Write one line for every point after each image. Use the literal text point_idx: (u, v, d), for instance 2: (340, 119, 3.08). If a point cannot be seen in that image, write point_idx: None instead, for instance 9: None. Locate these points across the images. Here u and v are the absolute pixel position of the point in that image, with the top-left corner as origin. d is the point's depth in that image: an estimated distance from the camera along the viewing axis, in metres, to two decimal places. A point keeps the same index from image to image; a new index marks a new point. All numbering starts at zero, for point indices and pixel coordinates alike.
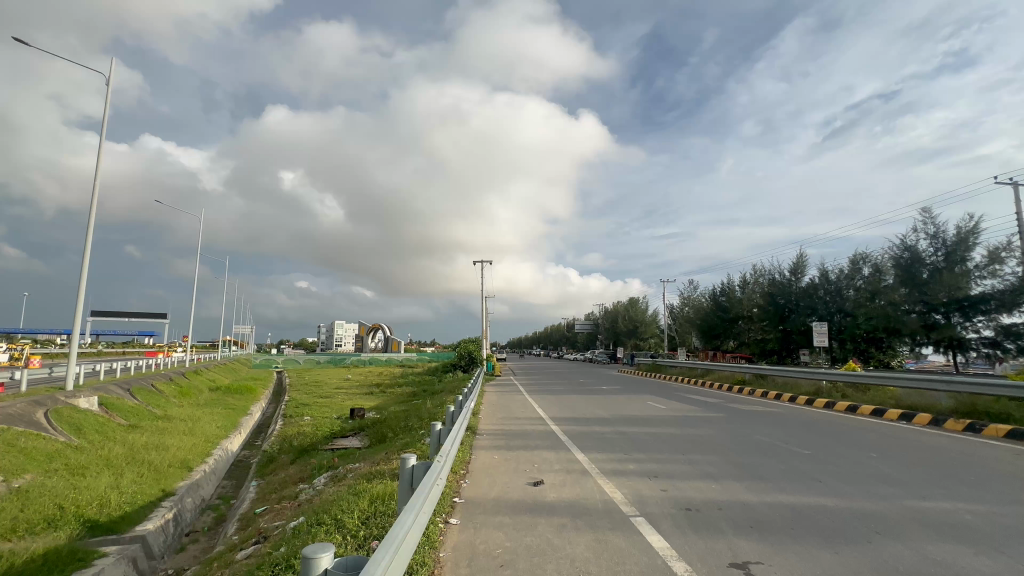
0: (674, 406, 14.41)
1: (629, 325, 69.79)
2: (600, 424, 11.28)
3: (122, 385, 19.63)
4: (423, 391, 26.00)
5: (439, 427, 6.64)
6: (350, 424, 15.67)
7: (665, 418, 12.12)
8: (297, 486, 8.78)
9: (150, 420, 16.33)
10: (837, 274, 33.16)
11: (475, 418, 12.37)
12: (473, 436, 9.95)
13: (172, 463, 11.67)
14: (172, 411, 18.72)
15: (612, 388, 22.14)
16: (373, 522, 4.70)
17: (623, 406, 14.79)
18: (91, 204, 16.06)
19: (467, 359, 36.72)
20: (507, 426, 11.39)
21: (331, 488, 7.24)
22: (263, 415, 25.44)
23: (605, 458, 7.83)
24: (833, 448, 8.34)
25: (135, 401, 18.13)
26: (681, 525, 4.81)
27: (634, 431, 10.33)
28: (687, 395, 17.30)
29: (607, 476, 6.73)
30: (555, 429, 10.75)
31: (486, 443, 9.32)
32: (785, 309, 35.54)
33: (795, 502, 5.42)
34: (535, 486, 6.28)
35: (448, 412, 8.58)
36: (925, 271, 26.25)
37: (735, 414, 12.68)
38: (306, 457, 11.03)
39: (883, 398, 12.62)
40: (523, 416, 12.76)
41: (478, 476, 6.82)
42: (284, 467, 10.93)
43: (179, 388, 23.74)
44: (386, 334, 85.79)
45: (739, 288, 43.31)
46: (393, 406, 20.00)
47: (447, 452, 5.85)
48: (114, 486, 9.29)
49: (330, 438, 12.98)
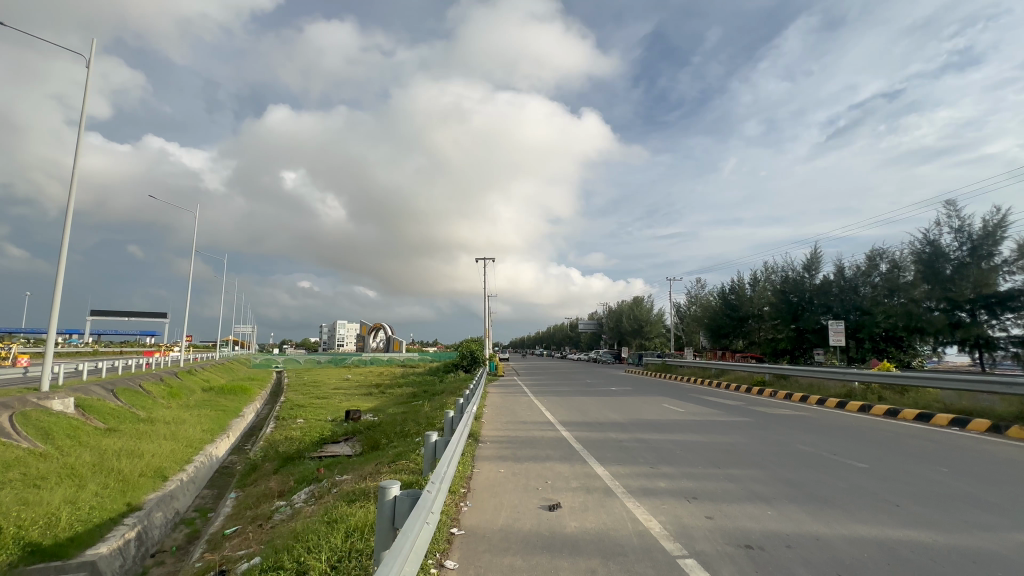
0: (693, 410, 13.25)
1: (635, 324, 68.47)
2: (615, 430, 10.20)
3: (105, 385, 18.54)
4: (423, 392, 24.82)
5: (435, 437, 5.56)
6: (343, 428, 14.58)
7: (688, 423, 11.00)
8: (274, 503, 7.74)
9: (131, 424, 15.29)
10: (853, 271, 31.87)
11: (477, 423, 11.28)
12: (474, 444, 8.84)
13: (144, 471, 10.60)
14: (157, 414, 17.68)
15: (622, 389, 20.96)
16: (344, 570, 3.60)
17: (637, 409, 13.64)
18: (70, 190, 15.06)
19: (470, 359, 35.76)
20: (512, 432, 10.24)
21: (307, 510, 6.18)
22: (257, 417, 24.37)
23: (629, 472, 6.70)
24: (892, 461, 7.18)
25: (117, 403, 17.12)
26: (745, 570, 3.70)
27: (655, 438, 9.22)
28: (705, 398, 16.15)
29: (636, 497, 5.62)
30: (566, 435, 9.67)
31: (489, 453, 8.22)
32: (799, 307, 34.30)
33: (881, 537, 4.31)
34: (550, 511, 5.13)
35: (447, 418, 7.50)
36: (949, 266, 25.01)
37: (763, 419, 11.53)
38: (290, 466, 9.98)
39: (927, 401, 11.47)
40: (529, 420, 11.69)
41: (482, 497, 5.71)
42: (265, 477, 9.88)
43: (169, 389, 22.70)
44: (386, 333, 84.38)
45: (749, 286, 41.99)
46: (392, 408, 18.94)
47: (443, 471, 4.74)
48: (71, 501, 8.22)
49: (319, 445, 11.86)
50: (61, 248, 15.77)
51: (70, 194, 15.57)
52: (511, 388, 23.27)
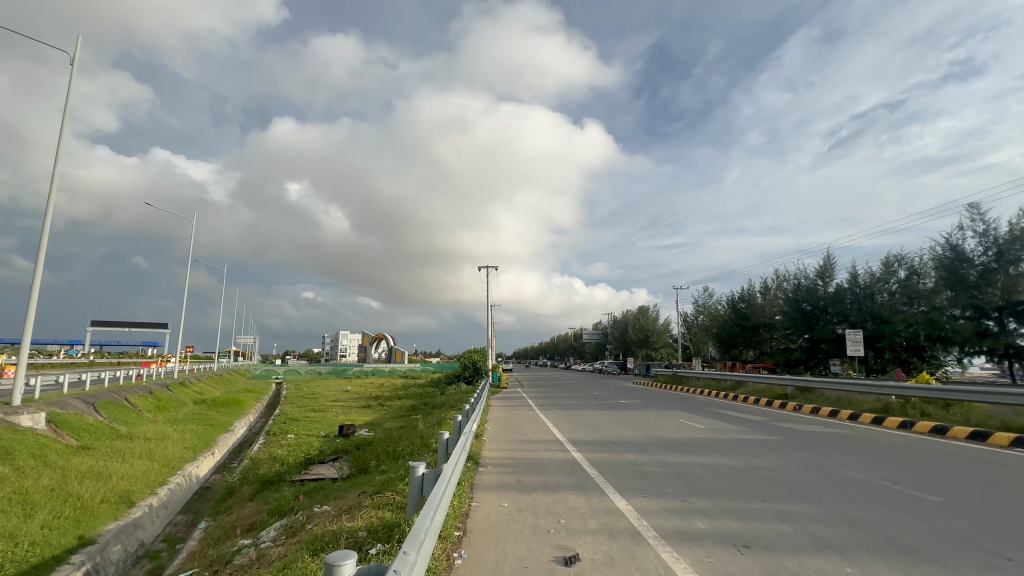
0: (715, 426, 12.08)
1: (640, 334, 67.10)
2: (631, 451, 9.09)
3: (85, 399, 17.56)
4: (423, 405, 23.68)
5: (422, 470, 4.48)
6: (333, 445, 13.48)
7: (712, 443, 9.86)
8: (239, 542, 6.68)
9: (107, 441, 14.24)
10: (868, 278, 30.64)
11: (477, 441, 10.22)
12: (473, 469, 7.75)
13: (107, 497, 9.52)
14: (139, 429, 16.63)
15: (633, 402, 19.72)
16: None
17: (654, 426, 12.47)
18: (49, 190, 14.16)
19: (472, 370, 34.76)
20: (516, 453, 9.13)
21: (267, 559, 5.11)
22: (250, 431, 23.29)
23: (659, 507, 5.60)
24: (970, 493, 6.04)
25: (96, 418, 16.13)
26: None
27: (680, 462, 8.11)
28: (723, 412, 14.98)
29: (672, 544, 4.52)
30: (576, 457, 8.59)
31: (490, 479, 7.17)
32: (813, 315, 33.06)
33: None
34: (567, 567, 4.02)
35: (441, 440, 6.47)
36: (973, 272, 23.84)
37: (796, 437, 10.35)
38: (268, 492, 8.94)
39: (980, 417, 10.25)
40: (536, 439, 10.61)
41: (479, 545, 4.61)
42: (240, 504, 8.85)
43: (157, 403, 21.64)
44: (387, 344, 83.10)
45: (759, 295, 40.71)
46: (389, 423, 17.84)
47: (429, 518, 3.66)
48: (8, 534, 7.13)
49: (304, 465, 10.81)
50: (38, 252, 14.80)
51: (50, 196, 14.64)
52: (515, 401, 22.04)
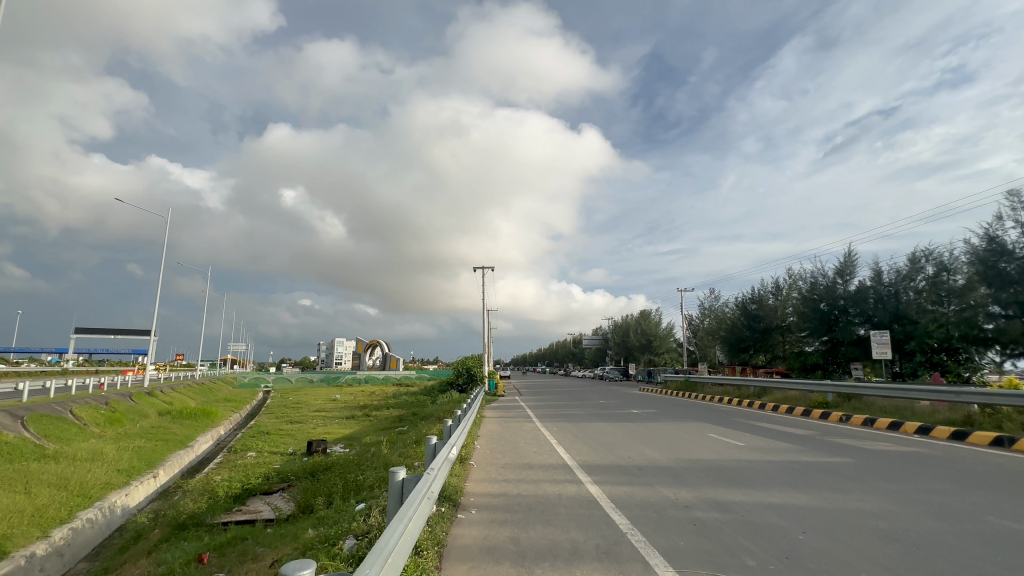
0: (759, 444, 9.71)
1: (642, 339, 64.90)
2: (667, 483, 6.75)
3: (14, 412, 15.04)
4: (410, 416, 21.14)
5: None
6: (290, 467, 11.07)
7: (769, 470, 7.47)
8: None
9: (21, 463, 11.79)
10: (893, 276, 28.32)
11: (458, 468, 7.86)
12: (447, 519, 5.32)
13: None
14: (70, 447, 14.13)
15: (647, 412, 17.34)
16: None
17: (682, 444, 10.13)
18: None
19: (467, 376, 32.49)
20: (510, 486, 6.77)
21: None
22: (214, 446, 20.71)
23: None
24: None
25: (19, 435, 13.62)
26: None
27: (743, 502, 5.77)
28: (757, 425, 12.66)
29: None
30: (596, 494, 6.20)
31: (471, 535, 4.84)
32: (831, 316, 30.79)
33: None
34: None
35: (391, 480, 4.12)
36: (1013, 266, 21.58)
37: (876, 460, 7.97)
38: (173, 544, 6.53)
39: None
40: (537, 463, 8.25)
41: None
42: (132, 563, 6.42)
43: (109, 415, 19.09)
44: (382, 351, 80.43)
45: (771, 296, 38.47)
46: (366, 438, 15.41)
47: None
48: None
49: (240, 498, 8.43)
50: None
51: None
52: (512, 412, 19.57)
